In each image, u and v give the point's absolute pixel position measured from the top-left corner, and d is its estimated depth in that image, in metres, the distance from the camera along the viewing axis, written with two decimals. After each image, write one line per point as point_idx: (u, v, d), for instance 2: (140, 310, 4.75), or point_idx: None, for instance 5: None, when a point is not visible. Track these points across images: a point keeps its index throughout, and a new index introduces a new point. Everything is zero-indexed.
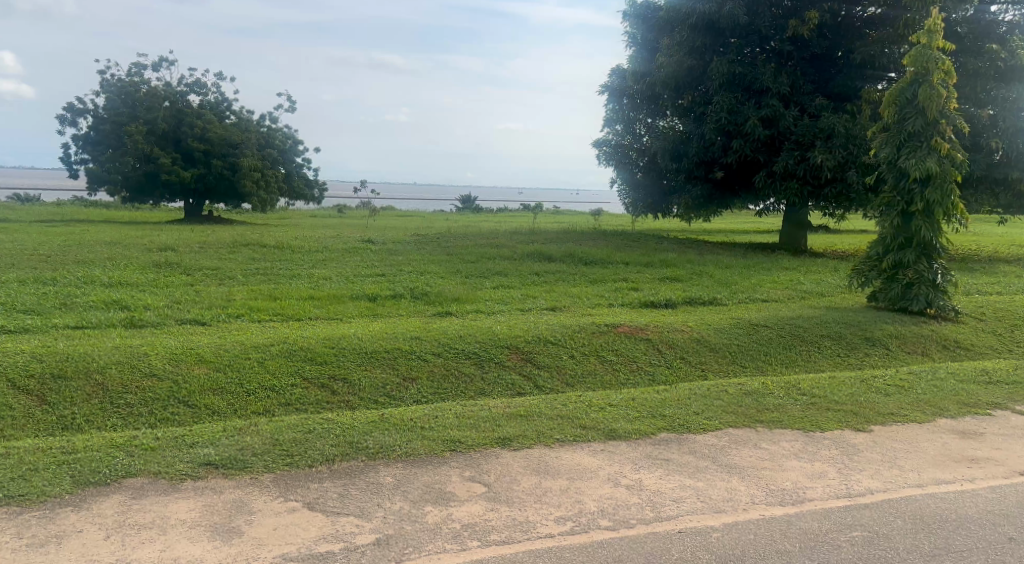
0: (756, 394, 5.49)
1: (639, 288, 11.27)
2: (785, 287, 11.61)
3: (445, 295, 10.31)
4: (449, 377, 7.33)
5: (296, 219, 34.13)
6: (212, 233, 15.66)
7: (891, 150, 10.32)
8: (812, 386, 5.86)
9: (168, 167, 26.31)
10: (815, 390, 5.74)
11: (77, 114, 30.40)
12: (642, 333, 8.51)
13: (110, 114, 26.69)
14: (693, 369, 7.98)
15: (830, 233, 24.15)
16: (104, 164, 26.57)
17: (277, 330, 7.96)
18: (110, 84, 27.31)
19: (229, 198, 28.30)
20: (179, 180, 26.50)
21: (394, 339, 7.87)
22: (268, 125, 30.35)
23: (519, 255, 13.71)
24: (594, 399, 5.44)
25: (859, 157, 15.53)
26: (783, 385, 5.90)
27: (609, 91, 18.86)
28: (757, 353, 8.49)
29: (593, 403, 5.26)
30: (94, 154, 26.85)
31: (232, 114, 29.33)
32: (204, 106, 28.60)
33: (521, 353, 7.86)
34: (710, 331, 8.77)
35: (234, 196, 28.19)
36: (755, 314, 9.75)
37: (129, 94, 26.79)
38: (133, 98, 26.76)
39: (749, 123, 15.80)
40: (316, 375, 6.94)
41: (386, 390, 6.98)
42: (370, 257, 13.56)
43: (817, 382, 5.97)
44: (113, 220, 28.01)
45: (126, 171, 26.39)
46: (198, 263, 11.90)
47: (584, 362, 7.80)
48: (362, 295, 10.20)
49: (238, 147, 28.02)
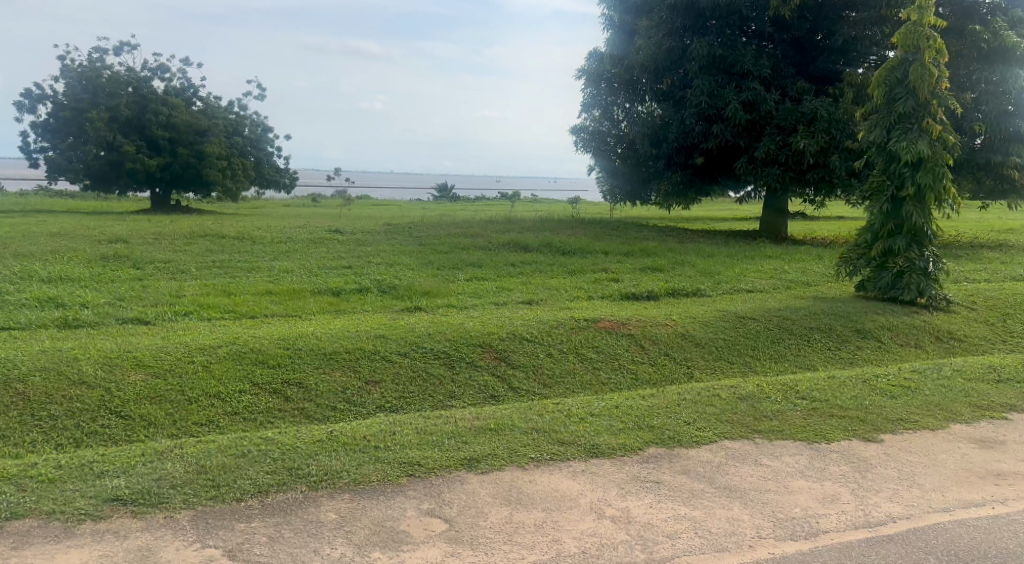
0: (751, 399, 4.97)
1: (619, 279, 10.74)
2: (771, 276, 11.13)
3: (415, 288, 9.70)
4: (416, 380, 6.74)
5: (266, 208, 33.27)
6: (171, 223, 14.89)
7: (881, 133, 9.77)
8: (810, 388, 5.34)
9: (133, 155, 25.30)
10: (815, 393, 5.22)
11: (36, 100, 29.24)
12: (624, 328, 7.98)
13: (70, 101, 25.65)
14: (679, 366, 7.46)
15: (810, 219, 23.77)
16: (65, 153, 25.58)
17: (228, 329, 7.44)
18: (69, 70, 26.22)
19: (196, 187, 27.34)
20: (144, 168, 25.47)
21: (358, 338, 7.28)
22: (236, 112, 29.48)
23: (495, 245, 13.12)
24: (573, 408, 4.89)
25: (842, 142, 15.09)
26: (780, 387, 5.37)
27: (586, 75, 18.25)
28: (746, 348, 7.98)
29: (572, 413, 4.70)
30: (54, 142, 25.83)
31: (199, 101, 28.41)
32: (169, 92, 27.64)
33: (495, 351, 7.30)
34: (697, 326, 8.26)
35: (201, 184, 27.25)
36: (741, 306, 9.25)
37: (90, 79, 25.73)
38: (94, 84, 25.75)
39: (730, 107, 15.27)
40: (267, 379, 6.35)
41: (345, 394, 6.39)
42: (337, 248, 12.94)
43: (815, 383, 5.44)
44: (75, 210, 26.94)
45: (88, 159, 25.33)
46: (151, 256, 11.22)
47: (562, 361, 7.26)
48: (325, 289, 9.58)
49: (205, 135, 27.12)
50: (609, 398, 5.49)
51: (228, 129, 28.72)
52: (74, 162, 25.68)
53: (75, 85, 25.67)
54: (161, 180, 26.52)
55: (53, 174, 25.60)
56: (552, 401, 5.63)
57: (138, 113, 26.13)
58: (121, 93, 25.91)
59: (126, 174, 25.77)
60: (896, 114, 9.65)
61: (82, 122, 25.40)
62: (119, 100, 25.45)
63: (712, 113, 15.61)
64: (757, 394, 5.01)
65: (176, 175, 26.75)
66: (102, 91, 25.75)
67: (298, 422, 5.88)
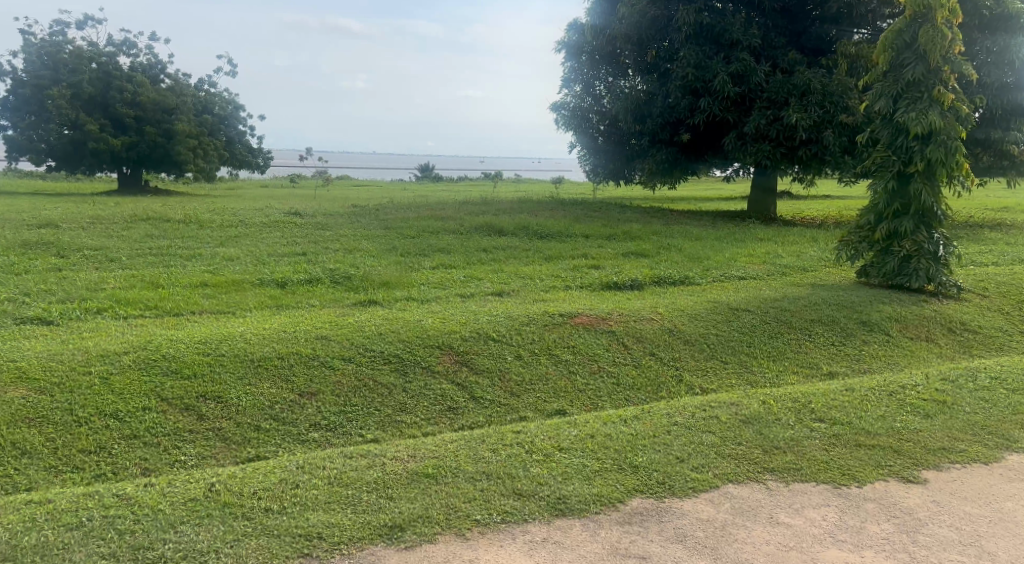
0: (756, 423, 4.28)
1: (599, 266, 9.77)
2: (763, 261, 10.21)
3: (372, 278, 8.68)
4: (358, 392, 5.74)
5: (244, 189, 32.06)
6: (116, 208, 13.66)
7: (887, 103, 8.78)
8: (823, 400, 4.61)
9: (97, 134, 23.93)
10: (834, 412, 4.49)
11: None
12: (604, 324, 7.02)
13: (29, 78, 24.21)
14: (667, 366, 6.53)
15: (798, 199, 22.88)
16: (25, 132, 24.21)
17: (145, 331, 6.51)
18: (29, 44, 24.77)
19: (164, 167, 26.04)
20: (109, 148, 24.12)
21: (294, 341, 6.27)
22: (206, 90, 28.26)
23: (467, 229, 12.09)
24: (536, 435, 4.27)
25: (836, 117, 14.16)
26: (789, 402, 4.64)
27: (566, 47, 17.17)
28: (742, 343, 7.06)
29: (535, 448, 4.11)
30: (13, 121, 24.41)
31: (167, 78, 27.07)
32: (136, 68, 26.27)
33: (456, 352, 6.34)
34: (684, 320, 7.35)
35: (170, 164, 25.95)
36: (732, 295, 8.32)
37: (52, 55, 24.33)
38: (56, 59, 24.33)
39: (719, 79, 14.28)
40: (178, 394, 5.42)
41: (272, 411, 5.43)
42: (293, 232, 11.86)
43: (827, 395, 4.71)
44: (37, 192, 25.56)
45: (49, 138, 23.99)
46: (83, 247, 10.12)
47: (533, 364, 6.29)
48: (270, 280, 8.54)
49: (173, 113, 25.82)
50: (583, 421, 4.50)
51: (196, 107, 27.38)
52: (35, 142, 24.34)
53: (34, 61, 24.25)
54: (127, 160, 25.20)
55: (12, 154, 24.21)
56: (512, 426, 4.67)
57: (101, 90, 24.71)
58: (84, 68, 24.49)
59: (91, 154, 24.41)
60: (905, 81, 8.66)
61: (42, 100, 24.01)
62: (82, 77, 24.06)
63: (699, 86, 14.61)
64: (762, 416, 4.31)
65: (142, 155, 25.44)
66: (64, 67, 24.32)
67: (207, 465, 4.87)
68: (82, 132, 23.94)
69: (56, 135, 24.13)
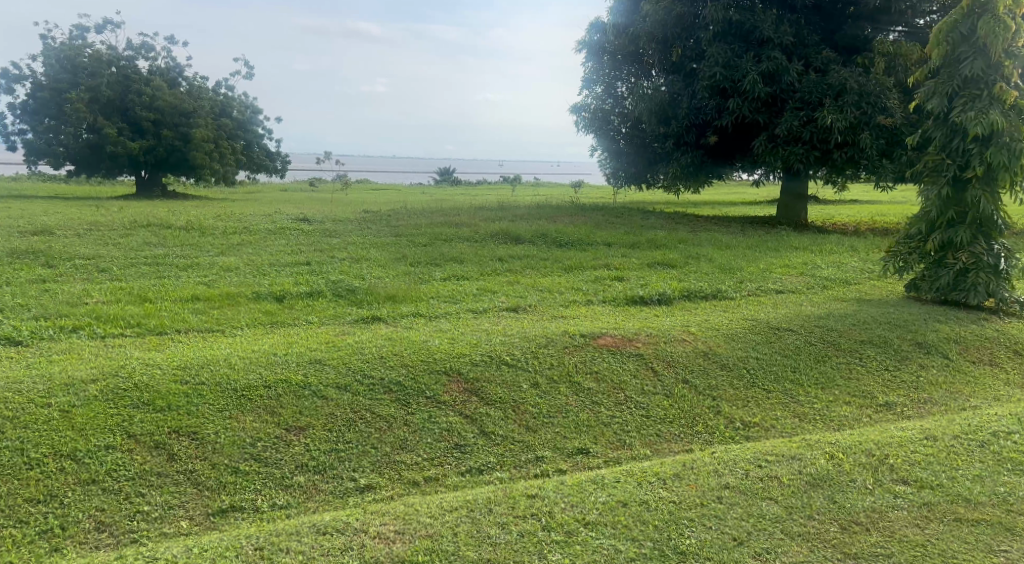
0: (829, 488, 4.37)
1: (622, 278, 9.04)
2: (801, 273, 9.43)
3: (378, 291, 8.00)
4: (352, 426, 5.06)
5: (262, 193, 31.56)
6: (115, 215, 13.04)
7: (941, 102, 8.00)
8: (902, 456, 4.68)
9: (115, 138, 23.42)
10: (922, 473, 4.53)
11: (11, 80, 27.25)
12: (631, 347, 6.28)
13: (48, 81, 23.76)
14: (704, 395, 5.81)
15: (826, 204, 22.01)
16: (43, 135, 23.72)
17: (123, 353, 5.88)
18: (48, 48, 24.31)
19: (181, 170, 25.55)
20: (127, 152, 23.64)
21: (285, 366, 5.59)
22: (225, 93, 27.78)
23: (482, 236, 11.41)
24: (579, 505, 4.24)
25: (874, 118, 13.33)
26: (861, 460, 4.64)
27: (586, 47, 16.44)
28: (786, 368, 6.33)
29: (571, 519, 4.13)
30: (31, 125, 23.92)
31: (185, 82, 26.61)
32: (154, 72, 25.81)
33: (465, 378, 5.64)
34: (720, 341, 6.61)
35: (187, 168, 25.46)
36: (771, 312, 7.57)
37: (69, 58, 23.74)
38: (74, 63, 23.71)
39: (749, 79, 13.45)
40: (148, 430, 4.79)
41: (254, 449, 4.78)
42: (298, 240, 11.23)
43: (907, 446, 4.80)
44: (54, 196, 25.04)
45: (68, 142, 23.47)
46: (75, 256, 9.53)
47: (551, 394, 5.57)
48: (267, 294, 7.89)
49: (191, 117, 25.34)
50: (617, 481, 4.50)
51: (214, 110, 26.90)
52: (54, 146, 23.67)
53: (53, 64, 23.75)
54: (145, 165, 24.72)
55: (30, 158, 23.75)
56: (526, 487, 4.44)
57: (120, 94, 24.31)
58: (103, 72, 24.03)
59: (109, 158, 23.96)
60: (961, 78, 7.87)
61: (61, 104, 23.58)
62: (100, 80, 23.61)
63: (727, 86, 13.81)
64: (834, 478, 4.44)
65: (159, 160, 24.98)
66: (82, 71, 23.87)
67: (168, 523, 4.28)
68: (99, 136, 23.43)
69: (74, 138, 23.57)
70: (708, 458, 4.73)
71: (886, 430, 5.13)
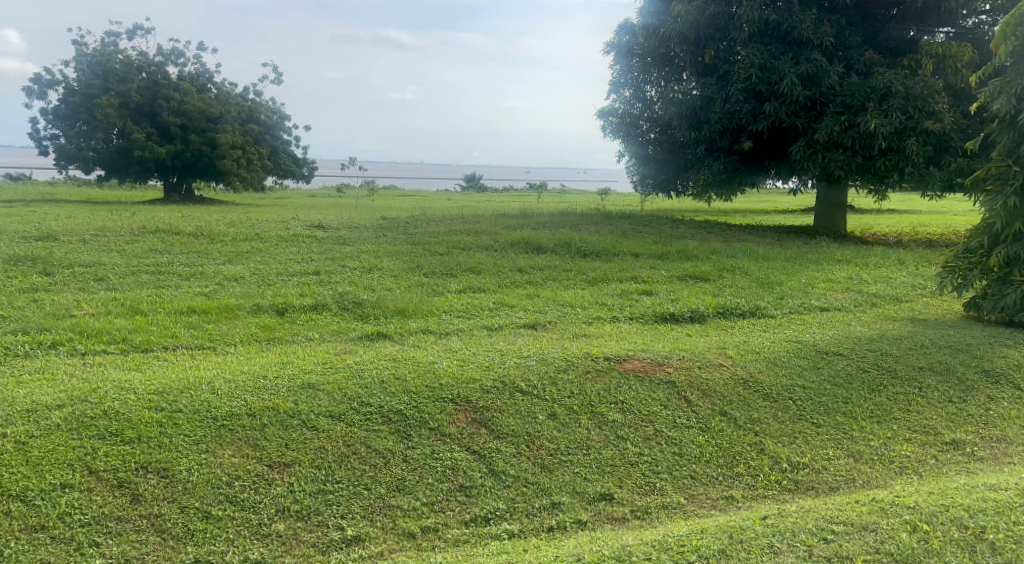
0: None
1: (651, 292, 8.38)
2: (846, 288, 8.71)
3: (387, 305, 7.42)
4: (342, 463, 4.48)
5: (290, 199, 31.25)
6: (123, 220, 12.61)
7: (1008, 102, 7.25)
8: (1004, 531, 4.05)
9: (143, 143, 23.19)
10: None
11: (42, 85, 27.12)
12: (661, 373, 5.61)
13: (80, 86, 23.51)
14: (743, 430, 5.16)
15: (864, 213, 21.16)
16: (74, 139, 23.38)
17: (100, 372, 5.33)
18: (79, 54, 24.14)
19: (207, 175, 25.28)
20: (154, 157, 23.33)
21: (273, 391, 5.00)
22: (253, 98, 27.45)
23: (502, 245, 10.80)
24: None
25: (921, 123, 12.54)
26: (948, 536, 4.03)
27: (615, 49, 15.75)
28: (836, 400, 5.65)
29: None
30: (63, 129, 23.55)
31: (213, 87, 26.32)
32: (183, 78, 25.56)
33: (474, 408, 5.02)
34: (761, 366, 5.94)
35: (213, 173, 25.17)
36: (817, 333, 6.87)
37: (100, 64, 23.54)
38: (105, 68, 23.51)
39: (787, 81, 12.70)
40: (111, 467, 4.24)
41: (229, 490, 4.23)
42: (310, 247, 10.71)
43: (1010, 516, 4.15)
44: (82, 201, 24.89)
45: (97, 146, 23.28)
46: (74, 263, 9.05)
47: (570, 426, 4.94)
48: (268, 306, 7.33)
49: (218, 122, 25.04)
50: (651, 556, 3.90)
51: (242, 115, 26.50)
52: (83, 150, 23.33)
53: (84, 70, 23.55)
54: (173, 169, 24.42)
55: (60, 163, 23.33)
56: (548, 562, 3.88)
57: (149, 99, 24.07)
58: (132, 78, 23.77)
59: (137, 163, 23.74)
60: None
61: (92, 108, 23.24)
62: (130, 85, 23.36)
63: (763, 88, 13.07)
64: None
65: (187, 164, 24.66)
66: (113, 76, 23.58)
67: None
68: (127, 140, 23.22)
69: (103, 142, 23.38)
70: (761, 527, 4.11)
71: (972, 488, 4.46)
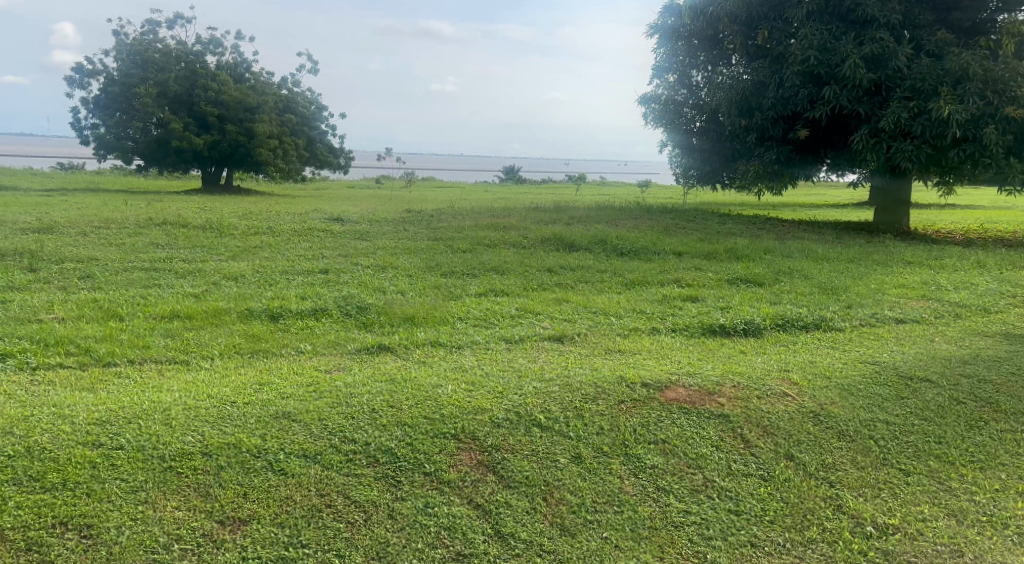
0: None
1: (697, 298, 7.37)
2: (922, 296, 7.61)
3: (396, 311, 6.52)
4: (311, 520, 3.60)
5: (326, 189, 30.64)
6: (131, 212, 11.88)
7: None
8: None
9: (180, 133, 22.63)
10: None
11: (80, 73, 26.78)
12: (711, 403, 4.64)
13: (119, 76, 23.10)
14: (814, 481, 4.19)
15: (923, 209, 19.80)
16: (113, 129, 23.00)
17: (43, 393, 4.50)
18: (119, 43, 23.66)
19: (244, 165, 24.63)
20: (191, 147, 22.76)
21: (239, 422, 4.13)
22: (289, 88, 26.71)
23: (531, 241, 9.86)
24: None
25: (1000, 110, 11.29)
26: None
27: (659, 30, 14.65)
28: (926, 439, 4.63)
29: None
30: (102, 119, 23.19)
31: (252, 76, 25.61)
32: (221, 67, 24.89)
33: (481, 447, 4.11)
34: (833, 397, 4.93)
35: (251, 164, 24.50)
36: (896, 352, 5.82)
37: (141, 53, 23.04)
38: (145, 58, 23.02)
39: (849, 63, 11.51)
40: (22, 525, 3.41)
41: (166, 557, 3.38)
42: (323, 243, 9.88)
43: None
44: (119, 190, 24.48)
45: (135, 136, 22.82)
46: (65, 257, 8.32)
47: (599, 474, 4.00)
48: (261, 311, 6.48)
49: (255, 112, 24.26)
50: None
51: (279, 105, 25.71)
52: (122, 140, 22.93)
53: (124, 59, 23.13)
54: (210, 159, 23.88)
55: (99, 153, 22.98)
56: None
57: (188, 88, 23.44)
58: (171, 67, 23.18)
59: (175, 153, 23.22)
60: None
61: (131, 99, 22.82)
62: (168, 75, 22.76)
63: (822, 72, 11.90)
64: None
65: (224, 155, 24.12)
66: (152, 66, 23.06)
67: None
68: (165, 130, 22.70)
69: (142, 132, 22.92)
70: None
71: None
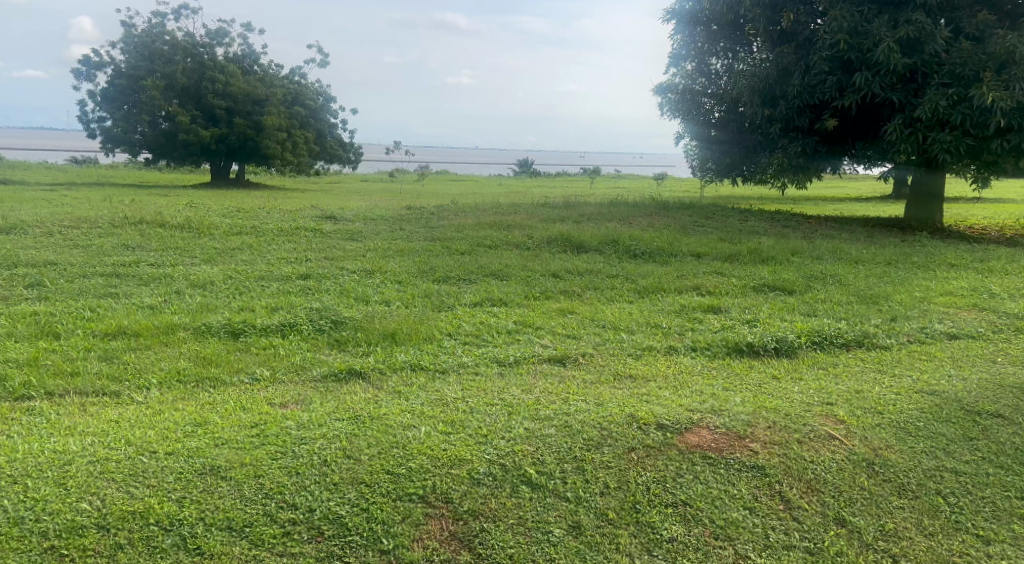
0: None
1: (719, 309, 6.50)
2: (974, 306, 6.69)
3: (376, 328, 5.68)
4: None
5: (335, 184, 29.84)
6: (109, 210, 11.07)
7: None
8: None
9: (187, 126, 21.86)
10: None
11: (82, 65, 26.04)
12: (740, 451, 3.78)
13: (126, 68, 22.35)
14: (871, 557, 3.36)
15: (954, 203, 18.78)
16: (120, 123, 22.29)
17: None
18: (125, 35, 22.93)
19: (254, 160, 23.81)
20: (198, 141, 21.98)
21: (153, 481, 3.32)
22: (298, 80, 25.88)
23: (537, 242, 9.00)
24: None
25: None
26: None
27: (677, 15, 13.70)
28: (1007, 495, 3.74)
29: None
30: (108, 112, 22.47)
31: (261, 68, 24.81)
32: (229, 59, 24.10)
33: (455, 514, 3.29)
34: (888, 438, 4.06)
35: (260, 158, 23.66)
36: (956, 379, 4.92)
37: (147, 45, 22.25)
38: (152, 50, 22.24)
39: (882, 47, 10.53)
40: None
41: None
42: (310, 244, 9.05)
43: None
44: (123, 185, 23.79)
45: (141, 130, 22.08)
46: (21, 262, 7.55)
47: (603, 552, 3.19)
48: (221, 327, 5.65)
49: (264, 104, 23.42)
50: None
51: (288, 98, 24.82)
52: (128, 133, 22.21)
53: (130, 52, 22.34)
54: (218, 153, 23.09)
55: (106, 147, 22.29)
56: None
57: (195, 81, 22.66)
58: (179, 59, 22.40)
59: (183, 146, 22.47)
60: None
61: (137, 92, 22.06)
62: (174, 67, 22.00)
63: (854, 57, 10.93)
64: None
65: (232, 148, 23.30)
66: (159, 58, 22.31)
67: None
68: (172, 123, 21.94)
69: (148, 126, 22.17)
70: None
71: None
